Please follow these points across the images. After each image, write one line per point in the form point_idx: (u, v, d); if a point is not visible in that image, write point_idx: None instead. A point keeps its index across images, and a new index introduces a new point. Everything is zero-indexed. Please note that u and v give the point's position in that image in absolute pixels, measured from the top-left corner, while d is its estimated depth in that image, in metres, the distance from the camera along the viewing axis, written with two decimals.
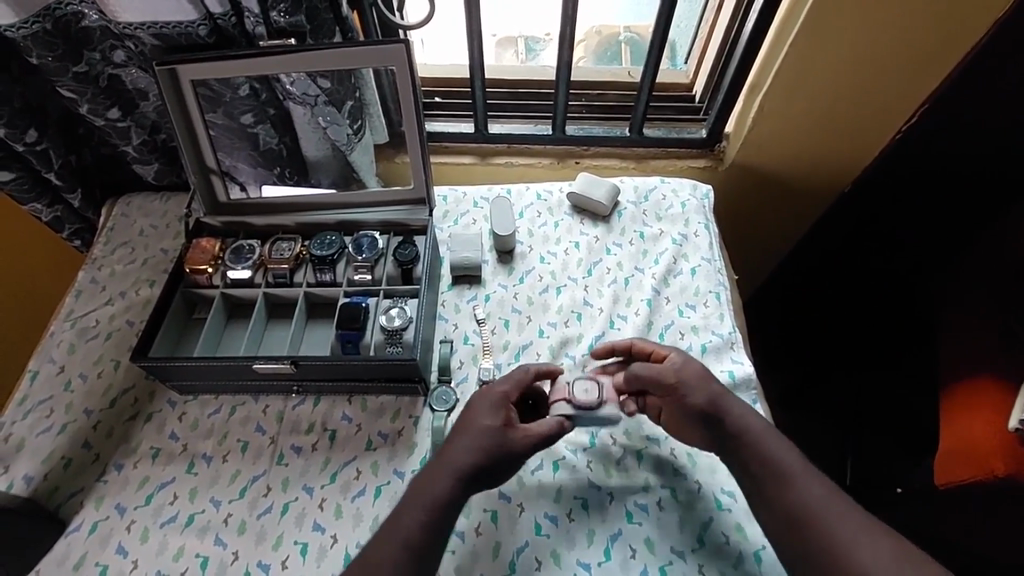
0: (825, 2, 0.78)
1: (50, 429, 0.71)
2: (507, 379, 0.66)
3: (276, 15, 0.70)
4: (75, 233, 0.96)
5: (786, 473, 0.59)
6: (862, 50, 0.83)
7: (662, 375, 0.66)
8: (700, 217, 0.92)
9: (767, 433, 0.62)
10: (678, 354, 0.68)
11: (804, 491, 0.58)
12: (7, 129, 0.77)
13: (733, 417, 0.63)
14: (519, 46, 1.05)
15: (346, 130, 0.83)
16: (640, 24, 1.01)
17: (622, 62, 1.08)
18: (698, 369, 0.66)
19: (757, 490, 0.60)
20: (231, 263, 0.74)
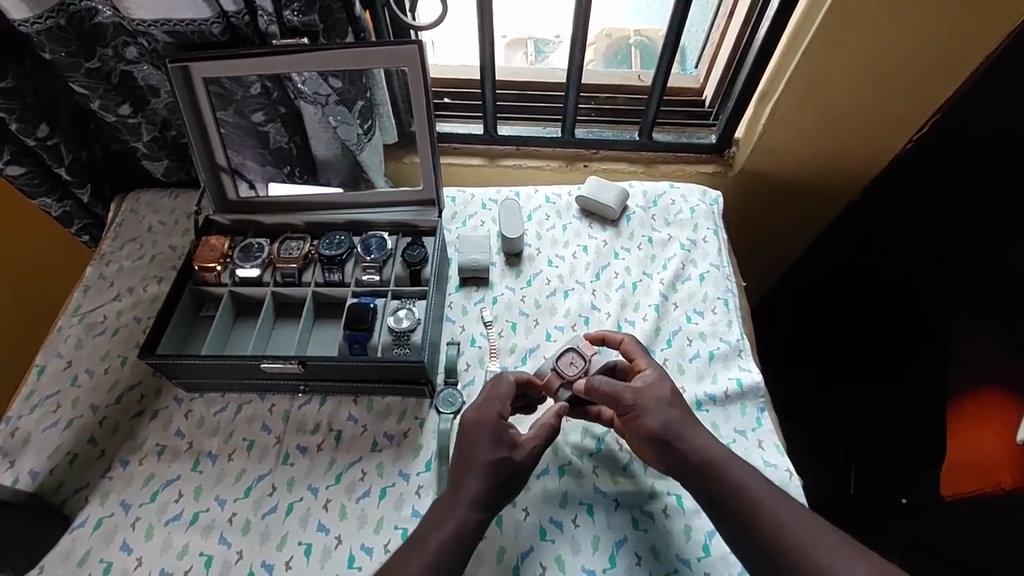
0: (840, 11, 0.78)
1: (57, 425, 0.71)
2: (496, 400, 0.64)
3: (290, 13, 0.70)
4: (84, 228, 0.96)
5: (756, 498, 0.58)
6: (875, 60, 0.83)
7: (622, 392, 0.64)
8: (709, 223, 0.91)
9: (731, 461, 0.61)
10: (654, 369, 0.67)
11: (774, 515, 0.57)
12: (19, 123, 0.77)
13: (693, 443, 0.62)
14: (529, 48, 1.05)
15: (356, 129, 0.84)
16: (650, 27, 1.01)
17: (631, 66, 1.08)
18: (665, 391, 0.64)
19: (725, 520, 0.59)
20: (239, 262, 0.73)
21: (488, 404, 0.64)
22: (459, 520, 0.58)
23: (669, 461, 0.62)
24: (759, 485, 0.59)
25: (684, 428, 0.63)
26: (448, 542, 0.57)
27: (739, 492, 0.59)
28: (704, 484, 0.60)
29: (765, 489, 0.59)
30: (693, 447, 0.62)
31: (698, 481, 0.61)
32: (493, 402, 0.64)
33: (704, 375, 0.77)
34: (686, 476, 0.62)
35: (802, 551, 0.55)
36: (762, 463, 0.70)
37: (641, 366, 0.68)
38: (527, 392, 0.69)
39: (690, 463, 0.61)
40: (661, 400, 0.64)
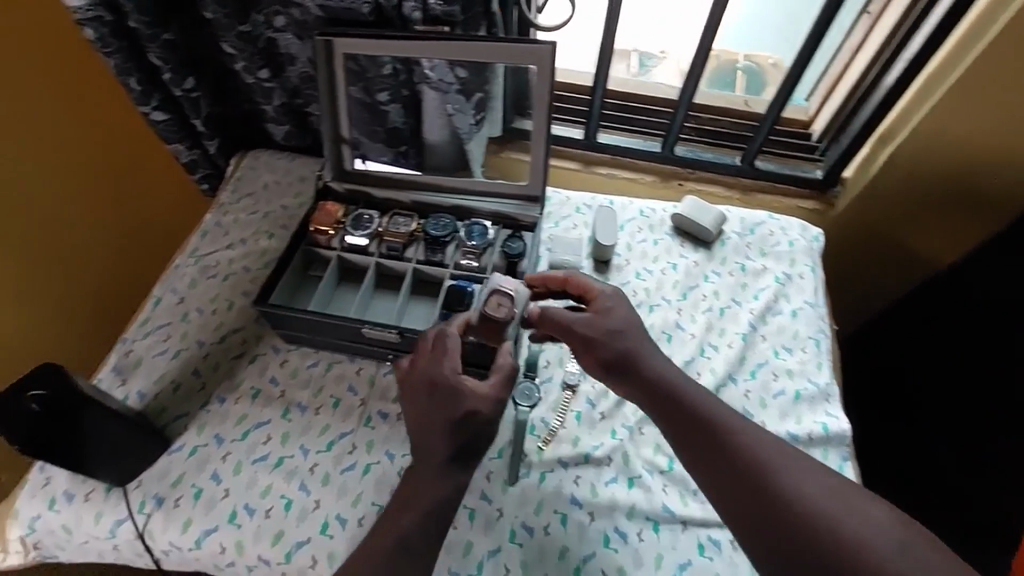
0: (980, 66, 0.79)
1: (165, 353, 0.78)
2: (419, 352, 0.64)
3: (434, 2, 0.74)
4: (204, 178, 1.03)
5: (799, 481, 0.55)
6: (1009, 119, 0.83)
7: (578, 318, 0.66)
8: (807, 259, 0.89)
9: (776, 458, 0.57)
10: (609, 292, 0.69)
11: (818, 504, 0.54)
12: (170, 74, 0.83)
13: (723, 432, 0.58)
14: (632, 61, 1.07)
15: (470, 118, 0.86)
16: (761, 53, 1.02)
17: (736, 89, 1.08)
18: (626, 311, 0.67)
19: (750, 501, 0.55)
20: (351, 229, 0.77)
21: (438, 353, 0.63)
22: None
23: (697, 454, 0.58)
24: (802, 481, 0.55)
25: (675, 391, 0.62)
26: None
27: (737, 461, 0.56)
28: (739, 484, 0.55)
29: (811, 488, 0.54)
30: (724, 419, 0.59)
31: (729, 479, 0.56)
32: (441, 345, 0.63)
33: (787, 414, 0.75)
34: (717, 453, 0.58)
35: (859, 554, 0.50)
36: None
37: (596, 291, 0.69)
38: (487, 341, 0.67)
39: (722, 456, 0.57)
40: (677, 388, 0.62)
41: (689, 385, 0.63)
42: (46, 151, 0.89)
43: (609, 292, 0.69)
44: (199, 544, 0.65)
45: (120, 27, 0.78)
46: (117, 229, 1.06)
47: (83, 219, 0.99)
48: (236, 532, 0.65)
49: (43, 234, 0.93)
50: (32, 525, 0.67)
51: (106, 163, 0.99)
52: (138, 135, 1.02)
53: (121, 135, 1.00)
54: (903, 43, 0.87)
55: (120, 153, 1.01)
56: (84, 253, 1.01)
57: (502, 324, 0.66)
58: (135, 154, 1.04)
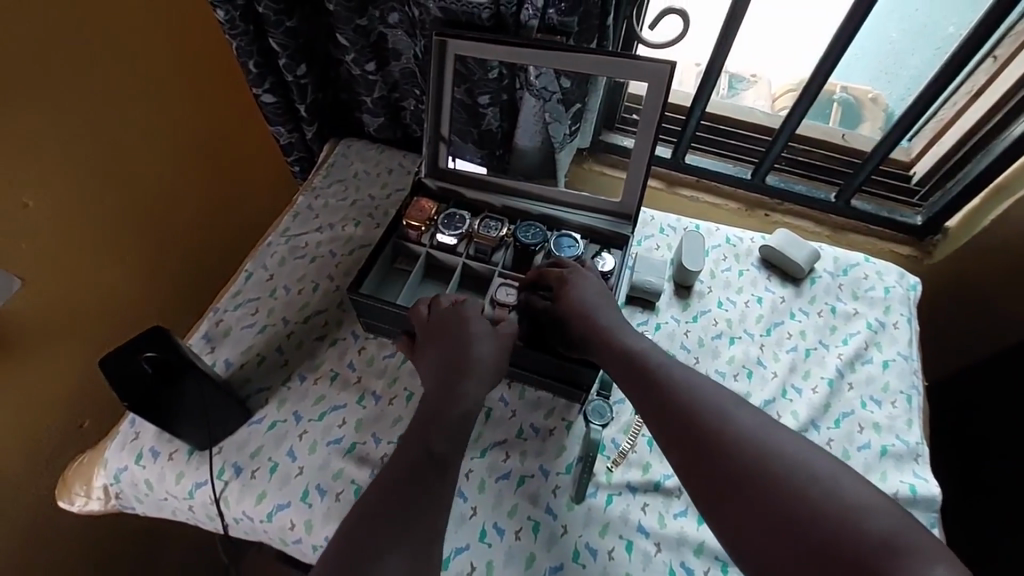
0: None
1: (252, 327, 0.81)
2: (422, 312, 0.69)
3: (553, 12, 0.74)
4: (298, 160, 1.06)
5: (773, 447, 0.52)
6: None
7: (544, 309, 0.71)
8: (903, 308, 0.84)
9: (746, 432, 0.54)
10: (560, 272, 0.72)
11: (795, 467, 0.50)
12: (287, 60, 0.87)
13: (686, 407, 0.56)
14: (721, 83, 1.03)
15: (564, 128, 0.86)
16: (859, 85, 0.97)
17: (829, 121, 1.02)
18: (584, 284, 0.70)
19: (725, 477, 0.52)
20: (442, 227, 0.78)
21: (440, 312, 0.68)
22: None
23: (661, 433, 0.57)
24: (764, 444, 0.52)
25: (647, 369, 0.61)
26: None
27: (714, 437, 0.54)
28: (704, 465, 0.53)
29: (776, 451, 0.52)
30: (687, 389, 0.58)
31: (693, 456, 0.54)
32: (433, 308, 0.69)
33: (872, 469, 0.71)
34: (687, 425, 0.55)
35: (822, 510, 0.47)
36: None
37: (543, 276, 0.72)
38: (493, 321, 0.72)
39: (686, 431, 0.55)
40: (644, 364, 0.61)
41: (654, 361, 0.62)
42: (162, 109, 0.95)
43: (561, 272, 0.72)
44: (270, 517, 0.67)
45: (249, 10, 0.81)
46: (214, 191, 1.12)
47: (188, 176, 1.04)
48: (307, 511, 0.67)
49: (154, 188, 0.99)
50: (118, 475, 0.71)
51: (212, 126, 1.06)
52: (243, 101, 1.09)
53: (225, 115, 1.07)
54: None
55: (229, 119, 1.08)
56: (187, 222, 1.07)
57: (511, 304, 0.72)
58: (238, 118, 1.10)
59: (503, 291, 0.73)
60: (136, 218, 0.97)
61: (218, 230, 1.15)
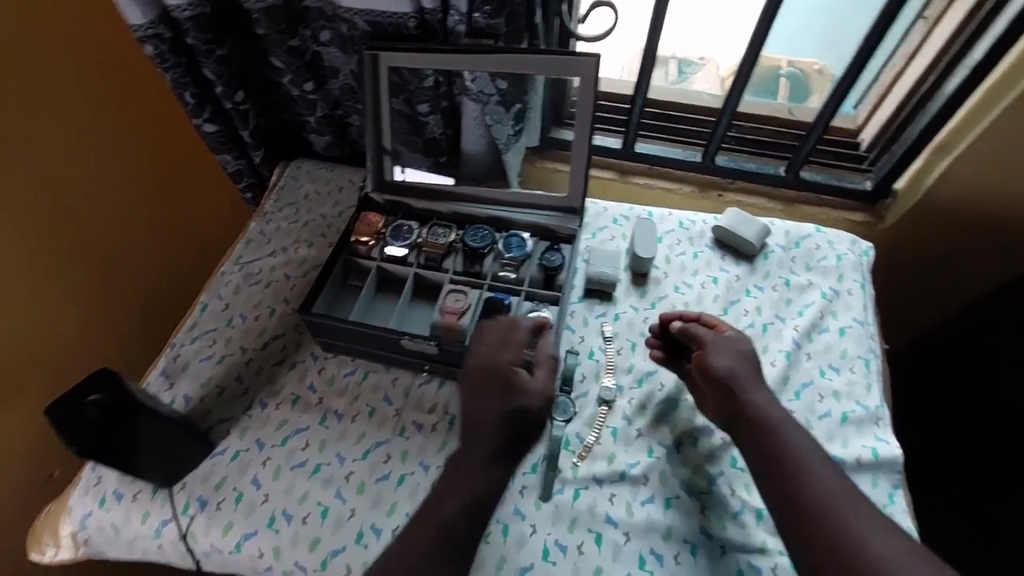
0: None
1: (210, 358, 0.81)
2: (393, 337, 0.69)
3: (479, 16, 0.74)
4: (249, 187, 1.05)
5: (840, 505, 0.58)
6: None
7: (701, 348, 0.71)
8: (856, 275, 0.85)
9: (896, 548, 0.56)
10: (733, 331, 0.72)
11: (857, 531, 0.57)
12: (223, 87, 0.86)
13: (793, 465, 0.61)
14: (670, 68, 1.04)
15: (508, 129, 0.85)
16: (806, 59, 0.99)
17: (778, 97, 1.04)
18: (742, 348, 0.71)
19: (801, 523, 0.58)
20: (390, 239, 0.78)
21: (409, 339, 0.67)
22: None
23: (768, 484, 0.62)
24: (841, 504, 0.58)
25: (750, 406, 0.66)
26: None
27: (805, 492, 0.59)
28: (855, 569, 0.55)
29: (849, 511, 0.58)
30: (778, 435, 0.63)
31: (822, 549, 0.56)
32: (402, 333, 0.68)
33: (834, 437, 0.72)
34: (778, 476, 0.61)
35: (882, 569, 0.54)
36: None
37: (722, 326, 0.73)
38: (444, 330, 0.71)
39: (795, 493, 0.60)
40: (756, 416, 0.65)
41: (818, 466, 0.61)
42: (85, 154, 0.91)
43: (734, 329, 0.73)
44: (239, 547, 0.67)
45: (178, 42, 0.81)
46: (159, 233, 1.08)
47: (137, 230, 1.04)
48: (274, 537, 0.67)
49: (88, 236, 0.95)
50: (84, 522, 0.70)
51: (158, 177, 1.04)
52: (187, 147, 1.07)
53: (161, 155, 1.03)
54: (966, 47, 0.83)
55: (165, 158, 1.05)
56: (131, 268, 1.04)
57: (462, 313, 0.71)
58: (175, 154, 1.06)
59: (454, 295, 0.73)
60: (70, 270, 0.93)
61: (177, 275, 1.15)
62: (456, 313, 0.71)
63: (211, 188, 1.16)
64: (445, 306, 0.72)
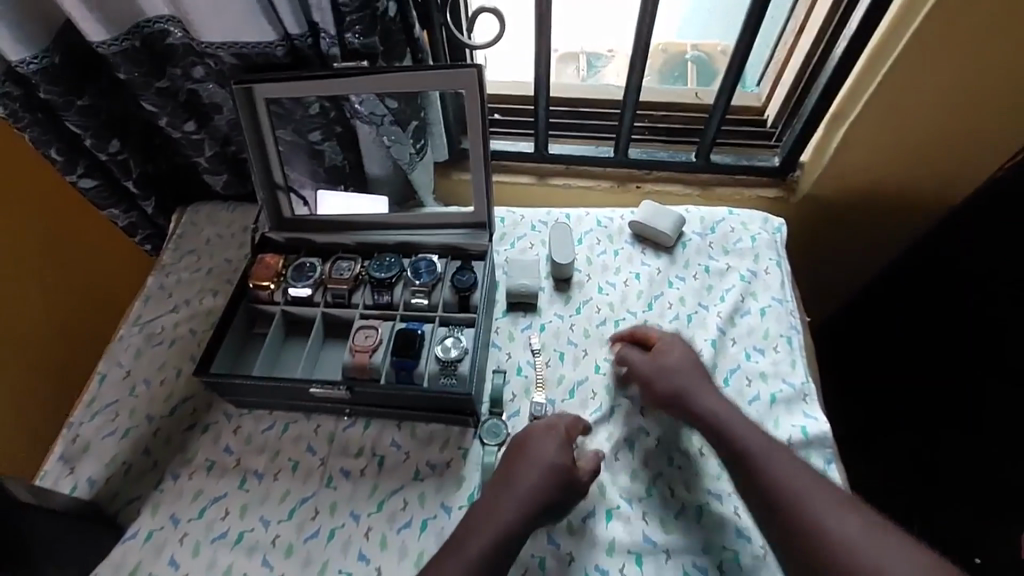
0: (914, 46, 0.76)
1: (114, 433, 0.73)
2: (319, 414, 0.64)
3: (351, 36, 0.70)
4: (147, 238, 0.98)
5: (807, 500, 0.57)
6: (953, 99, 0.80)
7: (643, 363, 0.71)
8: (771, 253, 0.86)
9: (868, 537, 0.54)
10: (668, 336, 0.73)
11: (832, 524, 0.55)
12: (93, 139, 0.80)
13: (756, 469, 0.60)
14: (581, 62, 1.04)
15: (409, 148, 0.83)
16: (709, 42, 0.99)
17: (687, 82, 1.05)
18: (682, 350, 0.72)
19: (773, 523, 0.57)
20: (292, 280, 0.74)
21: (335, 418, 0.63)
22: (501, 548, 0.58)
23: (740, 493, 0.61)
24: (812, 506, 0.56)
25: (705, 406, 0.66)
26: (487, 561, 0.57)
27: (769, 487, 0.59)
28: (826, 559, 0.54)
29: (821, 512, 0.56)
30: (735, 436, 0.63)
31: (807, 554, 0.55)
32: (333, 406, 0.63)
33: (764, 420, 0.72)
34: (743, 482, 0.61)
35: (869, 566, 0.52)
36: None
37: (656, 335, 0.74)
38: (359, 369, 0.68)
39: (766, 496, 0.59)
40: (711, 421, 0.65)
41: (781, 465, 0.60)
42: None
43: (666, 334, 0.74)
44: None
45: (32, 98, 0.75)
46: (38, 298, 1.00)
47: (13, 311, 0.98)
48: None
49: None
50: None
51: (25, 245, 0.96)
52: (64, 212, 0.99)
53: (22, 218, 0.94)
54: (845, 18, 0.83)
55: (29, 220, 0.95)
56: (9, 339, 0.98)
57: (374, 348, 0.68)
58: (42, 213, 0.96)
59: (364, 331, 0.69)
60: None
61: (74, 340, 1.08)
62: (367, 350, 0.68)
63: (99, 239, 1.05)
64: (356, 343, 0.68)
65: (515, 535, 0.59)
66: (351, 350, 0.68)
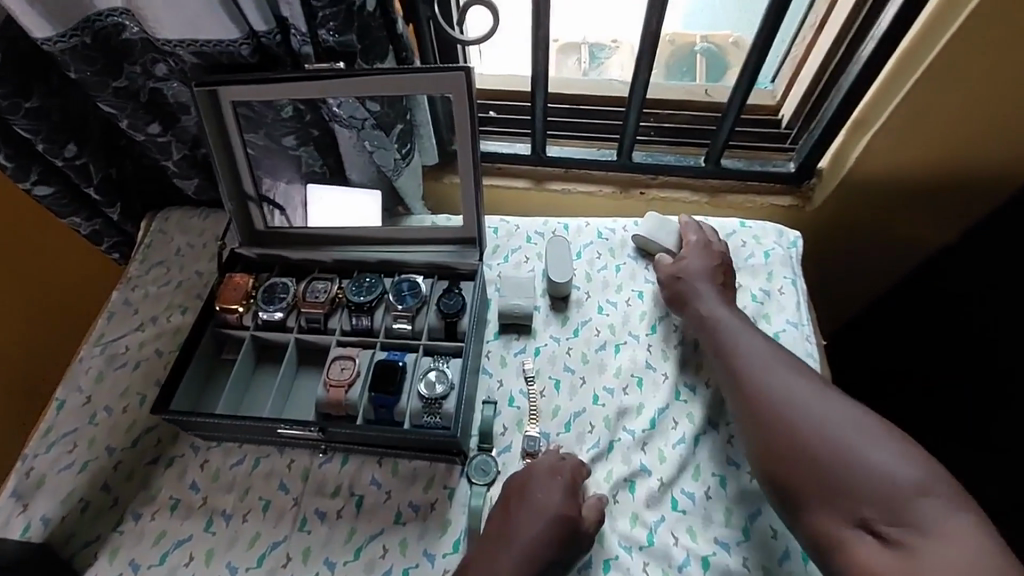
0: (952, 48, 0.69)
1: (70, 467, 0.67)
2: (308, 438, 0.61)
3: (325, 33, 0.63)
4: (115, 246, 0.92)
5: (793, 398, 0.60)
6: (989, 104, 0.74)
7: (664, 265, 0.77)
8: (786, 271, 0.79)
9: (856, 429, 0.57)
10: (698, 236, 0.79)
11: (813, 417, 0.59)
12: (45, 144, 0.73)
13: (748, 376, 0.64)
14: (582, 54, 0.96)
15: (393, 154, 0.76)
16: (719, 32, 0.91)
17: (696, 78, 0.97)
18: (704, 254, 0.76)
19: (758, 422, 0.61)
20: (262, 305, 0.67)
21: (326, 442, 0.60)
22: None
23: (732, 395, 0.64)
24: (800, 403, 0.60)
25: (710, 315, 0.70)
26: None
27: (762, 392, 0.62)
28: (860, 492, 0.54)
29: (809, 409, 0.59)
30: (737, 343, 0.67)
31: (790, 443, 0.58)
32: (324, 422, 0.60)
33: None
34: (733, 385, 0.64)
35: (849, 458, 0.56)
36: None
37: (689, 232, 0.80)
38: (337, 407, 0.62)
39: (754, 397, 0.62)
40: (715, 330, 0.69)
41: (771, 368, 0.64)
42: None
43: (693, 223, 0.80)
44: None
45: None
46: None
47: None
48: None
49: None
50: None
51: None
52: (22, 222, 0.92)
53: None
54: (874, 14, 0.75)
55: None
56: None
57: (350, 382, 0.62)
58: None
59: (341, 363, 0.63)
60: None
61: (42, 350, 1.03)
62: (343, 386, 0.62)
63: (67, 250, 0.99)
64: (331, 377, 0.62)
65: None
66: (325, 384, 0.62)
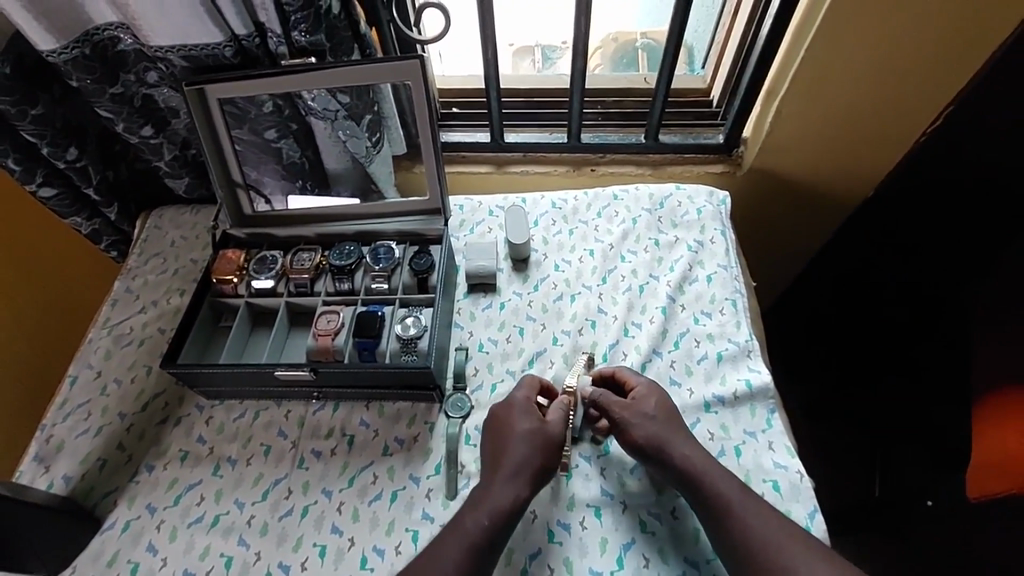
0: (828, 27, 0.79)
1: (87, 432, 0.75)
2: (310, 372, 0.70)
3: (297, 35, 0.74)
4: (112, 245, 1.00)
5: (734, 505, 0.61)
6: (871, 74, 0.84)
7: (609, 408, 0.69)
8: (716, 223, 0.91)
9: (782, 536, 0.59)
10: (644, 387, 0.71)
11: (744, 522, 0.59)
12: (50, 147, 0.81)
13: (690, 468, 0.64)
14: (535, 55, 1.08)
15: (364, 142, 0.84)
16: (657, 29, 1.03)
17: (638, 69, 1.10)
18: (653, 404, 0.69)
19: (711, 515, 0.61)
20: (255, 273, 0.77)
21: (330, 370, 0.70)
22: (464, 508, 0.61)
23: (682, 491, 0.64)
24: (738, 504, 0.61)
25: (667, 449, 0.65)
26: (458, 522, 0.61)
27: (709, 497, 0.62)
28: None
29: (745, 512, 0.60)
30: (672, 460, 0.65)
31: (728, 529, 0.60)
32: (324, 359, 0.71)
33: (712, 377, 0.77)
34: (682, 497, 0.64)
35: (779, 557, 0.57)
36: (771, 465, 0.70)
37: (634, 384, 0.71)
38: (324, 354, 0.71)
39: (697, 482, 0.63)
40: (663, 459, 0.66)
41: (717, 481, 0.63)
42: None
43: (637, 381, 0.72)
44: None
45: None
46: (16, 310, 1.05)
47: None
48: None
49: None
50: None
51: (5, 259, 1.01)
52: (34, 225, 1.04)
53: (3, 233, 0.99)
54: None
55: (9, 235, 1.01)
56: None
57: (336, 332, 0.72)
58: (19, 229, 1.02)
59: (327, 316, 0.73)
60: None
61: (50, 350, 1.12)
62: (330, 334, 0.72)
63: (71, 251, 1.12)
64: (318, 326, 0.72)
65: (476, 492, 0.63)
66: (315, 332, 0.72)
